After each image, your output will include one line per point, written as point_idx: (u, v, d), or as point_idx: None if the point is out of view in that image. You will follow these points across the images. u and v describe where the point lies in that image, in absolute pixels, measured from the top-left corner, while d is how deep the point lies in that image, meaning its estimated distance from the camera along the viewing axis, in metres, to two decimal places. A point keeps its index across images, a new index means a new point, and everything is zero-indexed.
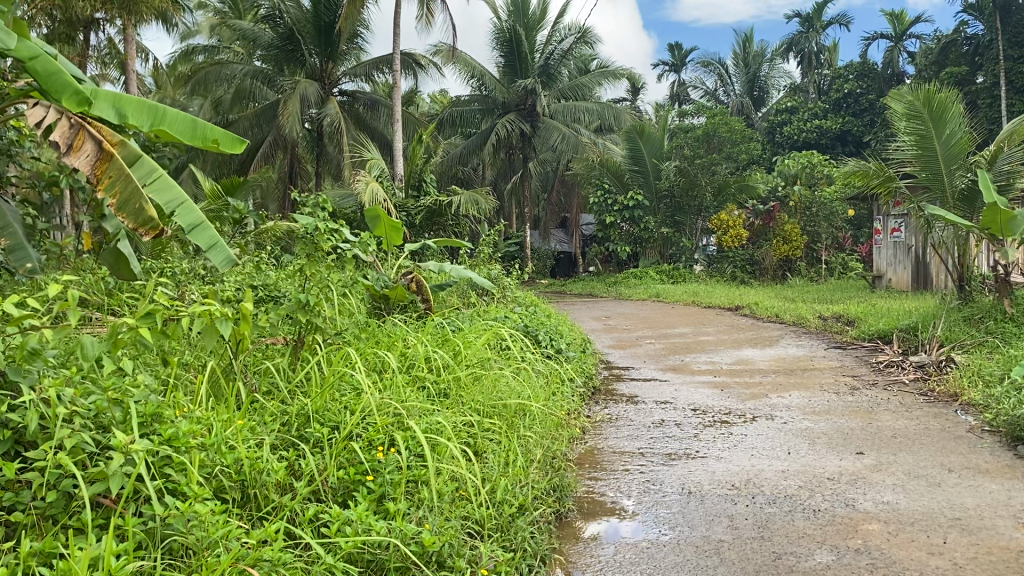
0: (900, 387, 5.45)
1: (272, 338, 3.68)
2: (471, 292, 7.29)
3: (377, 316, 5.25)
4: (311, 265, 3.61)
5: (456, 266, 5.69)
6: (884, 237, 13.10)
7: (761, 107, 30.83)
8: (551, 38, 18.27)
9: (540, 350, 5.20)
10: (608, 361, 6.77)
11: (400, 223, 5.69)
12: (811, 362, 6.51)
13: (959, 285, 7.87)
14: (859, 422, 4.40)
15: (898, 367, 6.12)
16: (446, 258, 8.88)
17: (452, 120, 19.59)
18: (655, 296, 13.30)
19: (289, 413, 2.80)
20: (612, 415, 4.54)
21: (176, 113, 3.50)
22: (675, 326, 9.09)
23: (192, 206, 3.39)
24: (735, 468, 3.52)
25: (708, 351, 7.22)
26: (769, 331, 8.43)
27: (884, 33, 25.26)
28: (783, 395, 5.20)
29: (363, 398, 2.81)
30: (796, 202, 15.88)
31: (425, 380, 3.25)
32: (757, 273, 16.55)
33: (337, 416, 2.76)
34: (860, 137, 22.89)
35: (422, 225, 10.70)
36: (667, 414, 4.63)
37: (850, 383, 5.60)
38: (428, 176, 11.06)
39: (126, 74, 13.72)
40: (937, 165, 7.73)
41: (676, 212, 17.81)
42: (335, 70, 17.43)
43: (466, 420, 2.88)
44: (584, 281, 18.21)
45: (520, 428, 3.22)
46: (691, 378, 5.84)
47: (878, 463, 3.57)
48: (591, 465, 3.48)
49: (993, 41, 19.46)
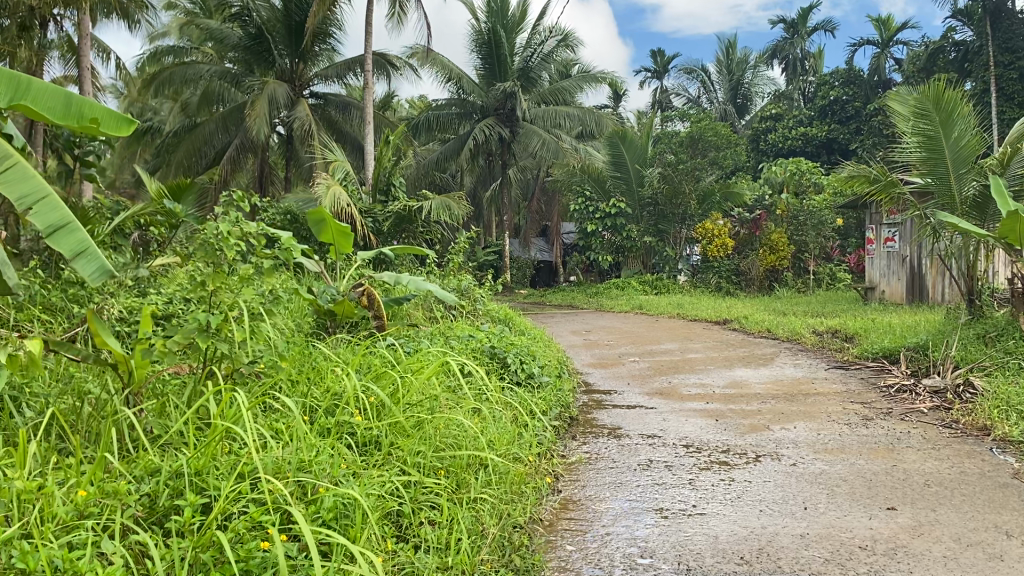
0: (918, 417, 4.78)
1: (174, 367, 3.04)
2: (436, 307, 6.57)
3: (321, 335, 4.62)
4: (221, 277, 2.91)
5: (413, 278, 5.00)
6: (877, 246, 12.52)
7: (745, 115, 30.37)
8: (531, 40, 17.73)
9: (508, 379, 4.49)
10: (589, 383, 6.07)
11: (348, 228, 4.92)
12: (813, 386, 5.83)
13: (968, 298, 7.24)
14: (884, 465, 3.72)
15: (910, 392, 5.48)
16: (413, 268, 8.17)
17: (428, 124, 18.85)
18: (637, 307, 12.66)
19: (159, 482, 2.17)
20: (592, 454, 3.84)
21: (42, 85, 2.83)
22: (660, 342, 8.42)
23: (54, 202, 2.68)
24: (740, 531, 2.83)
25: (697, 371, 6.54)
26: (762, 348, 7.77)
27: (870, 40, 24.87)
28: (787, 427, 4.52)
29: (255, 458, 2.17)
30: (783, 211, 15.33)
31: (351, 420, 2.60)
32: (743, 283, 15.94)
33: (215, 482, 2.11)
34: (846, 145, 22.41)
35: (390, 232, 10.03)
36: (655, 453, 3.93)
37: (861, 412, 4.92)
38: (397, 179, 10.35)
39: (81, 70, 12.97)
40: (944, 169, 7.10)
41: (659, 220, 17.03)
42: (305, 71, 16.69)
43: (392, 489, 2.21)
44: (562, 292, 17.54)
45: (473, 488, 2.56)
46: (680, 406, 5.14)
47: (917, 523, 2.90)
48: (563, 526, 2.78)
49: (982, 46, 18.97)
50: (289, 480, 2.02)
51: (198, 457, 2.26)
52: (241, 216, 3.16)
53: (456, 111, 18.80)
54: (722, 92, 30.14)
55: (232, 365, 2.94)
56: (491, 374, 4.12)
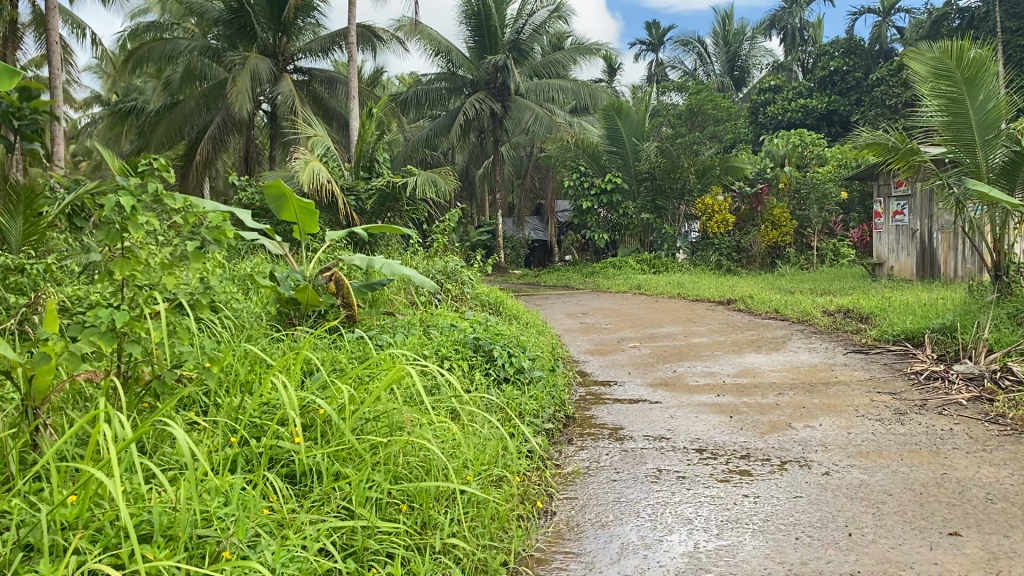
0: (958, 410, 4.24)
1: (85, 371, 2.51)
2: (418, 292, 5.99)
3: (283, 327, 4.13)
4: (131, 264, 2.33)
5: (388, 261, 4.48)
6: (885, 220, 11.90)
7: (743, 87, 29.73)
8: (521, 11, 16.95)
9: (494, 375, 3.95)
10: (585, 374, 5.52)
11: (312, 205, 4.33)
12: (832, 374, 5.29)
13: (994, 273, 6.70)
14: (932, 473, 3.18)
15: (941, 380, 4.96)
16: (396, 249, 7.59)
17: (417, 100, 18.21)
18: (635, 287, 12.09)
19: (22, 539, 1.64)
20: (591, 464, 3.29)
21: None
22: (662, 325, 7.87)
23: None
24: (777, 571, 2.28)
25: (703, 358, 5.99)
26: (772, 331, 7.23)
27: (871, 8, 24.22)
28: (812, 425, 3.98)
29: (144, 513, 1.64)
30: (785, 184, 14.81)
31: (287, 443, 2.07)
32: (743, 261, 15.37)
33: (83, 544, 1.58)
34: (847, 117, 21.74)
35: (374, 211, 9.40)
36: (664, 460, 3.38)
37: (892, 405, 4.38)
38: (381, 155, 9.71)
39: (50, 46, 12.25)
40: (970, 134, 6.51)
41: (657, 196, 16.38)
42: (289, 45, 16.16)
43: (322, 552, 1.68)
44: (557, 272, 16.94)
45: (442, 531, 2.03)
46: (688, 399, 4.60)
47: (991, 555, 2.37)
48: (550, 567, 2.25)
49: (988, 12, 18.41)
50: (171, 557, 1.50)
51: (72, 503, 1.73)
52: (162, 187, 2.59)
53: (446, 86, 18.16)
54: (718, 64, 29.54)
55: (151, 373, 2.40)
56: (467, 379, 3.58)
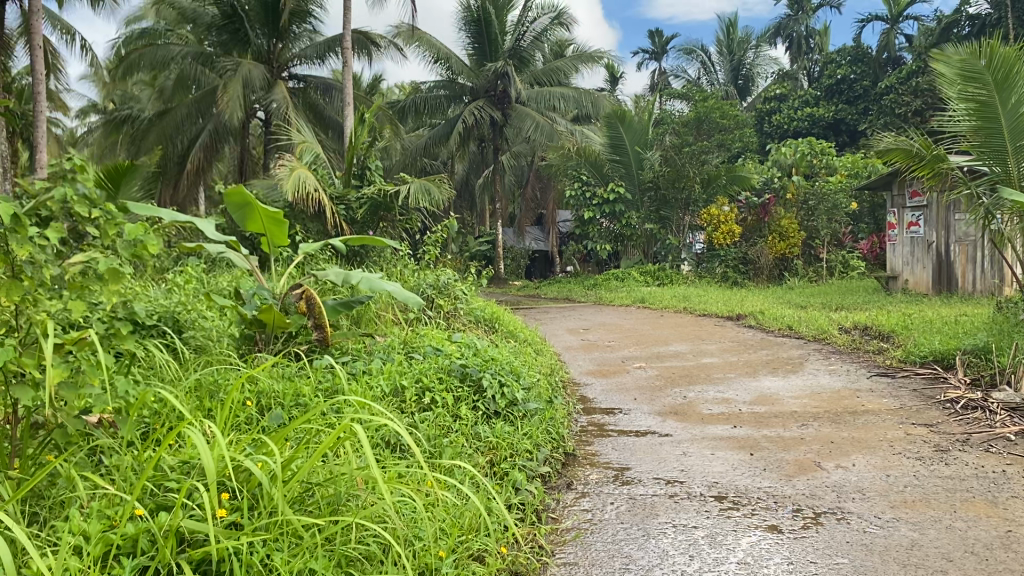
0: (1007, 447, 3.76)
1: None
2: (406, 309, 5.51)
3: (246, 351, 3.66)
4: (22, 284, 1.87)
5: (367, 277, 4.02)
6: (899, 232, 11.35)
7: (747, 96, 29.38)
8: (523, 18, 16.61)
9: (481, 408, 3.48)
10: (586, 399, 5.04)
11: (281, 214, 3.86)
12: (859, 401, 4.81)
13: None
14: (993, 531, 2.69)
15: (980, 408, 4.48)
16: (387, 262, 7.11)
17: (416, 108, 17.81)
18: (638, 301, 11.62)
19: None
20: (592, 518, 2.82)
21: None
22: (668, 342, 7.38)
23: None
24: None
25: (716, 382, 5.50)
26: (788, 350, 6.74)
27: (879, 16, 23.76)
28: (844, 465, 3.50)
29: None
30: (793, 195, 14.42)
31: (199, 525, 1.66)
32: (750, 272, 14.75)
33: None
34: (854, 127, 21.28)
35: (365, 221, 8.94)
36: (679, 512, 2.89)
37: (931, 440, 3.90)
38: (373, 162, 9.20)
39: (33, 51, 11.77)
40: (1002, 140, 6.04)
41: (662, 206, 15.86)
42: (284, 51, 15.52)
43: None
44: (557, 284, 16.51)
45: None
46: (703, 431, 4.12)
47: None
48: None
49: (1000, 19, 18.01)
50: None
51: None
52: (73, 193, 2.12)
53: (445, 93, 17.72)
54: (722, 72, 29.14)
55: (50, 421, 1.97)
56: (447, 419, 3.13)
